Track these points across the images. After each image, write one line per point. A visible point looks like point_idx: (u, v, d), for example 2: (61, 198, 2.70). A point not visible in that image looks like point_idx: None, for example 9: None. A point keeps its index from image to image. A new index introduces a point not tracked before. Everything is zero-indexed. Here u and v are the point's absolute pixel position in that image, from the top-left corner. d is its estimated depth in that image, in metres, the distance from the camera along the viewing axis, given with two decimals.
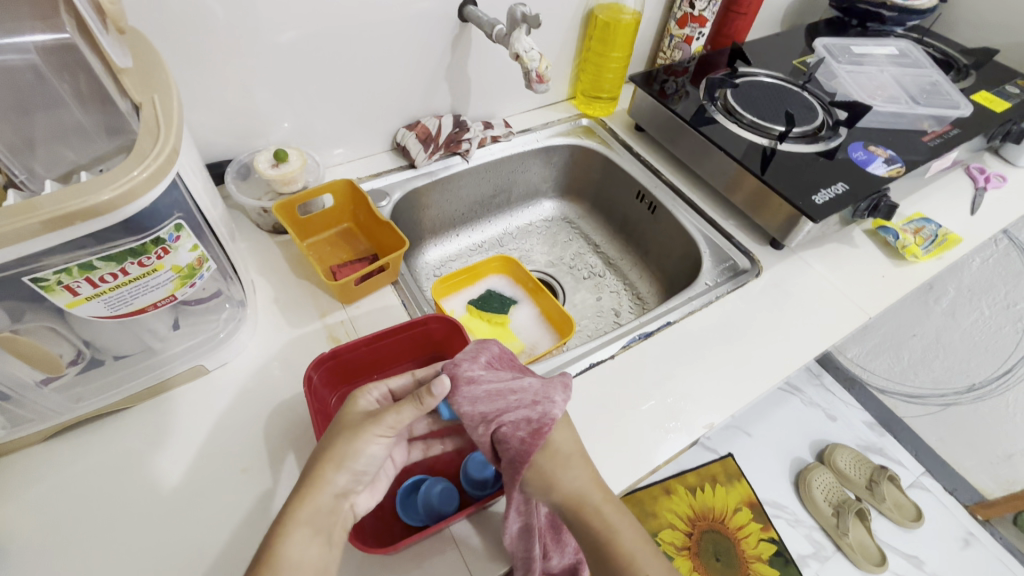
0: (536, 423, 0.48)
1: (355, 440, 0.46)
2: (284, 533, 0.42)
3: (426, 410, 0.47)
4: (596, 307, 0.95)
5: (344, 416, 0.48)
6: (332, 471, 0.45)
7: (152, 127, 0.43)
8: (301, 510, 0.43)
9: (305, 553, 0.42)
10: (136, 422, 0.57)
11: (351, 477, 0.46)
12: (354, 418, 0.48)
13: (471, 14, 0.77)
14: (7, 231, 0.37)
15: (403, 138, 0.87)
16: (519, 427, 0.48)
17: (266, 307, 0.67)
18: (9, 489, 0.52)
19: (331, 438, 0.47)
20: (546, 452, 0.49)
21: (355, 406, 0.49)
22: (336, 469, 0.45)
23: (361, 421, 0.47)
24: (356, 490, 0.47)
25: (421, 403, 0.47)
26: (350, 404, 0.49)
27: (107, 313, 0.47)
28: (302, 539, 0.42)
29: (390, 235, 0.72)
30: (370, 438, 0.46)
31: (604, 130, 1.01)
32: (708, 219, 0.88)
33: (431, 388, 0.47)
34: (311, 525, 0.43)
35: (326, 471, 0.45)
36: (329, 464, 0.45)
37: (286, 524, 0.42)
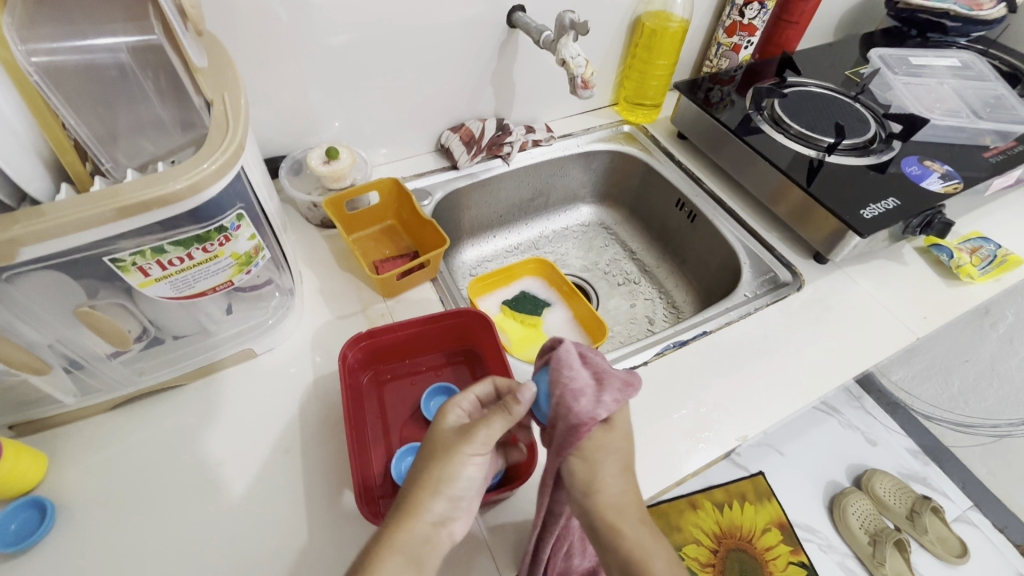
0: (574, 420, 0.45)
1: (452, 461, 0.45)
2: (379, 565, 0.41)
3: (516, 420, 0.47)
4: (630, 314, 0.95)
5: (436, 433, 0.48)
6: (431, 497, 0.44)
7: (221, 125, 0.46)
8: (398, 537, 0.43)
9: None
10: (190, 398, 0.61)
11: (448, 502, 0.45)
12: (444, 435, 0.47)
13: (519, 20, 0.78)
14: (90, 216, 0.40)
15: (447, 140, 0.90)
16: (558, 413, 0.46)
17: (312, 296, 0.70)
18: (75, 453, 0.56)
19: (429, 462, 0.46)
20: (609, 457, 0.47)
21: (444, 424, 0.49)
22: (432, 495, 0.45)
23: (455, 437, 0.47)
24: (453, 514, 0.46)
25: (510, 414, 0.47)
26: (438, 422, 0.49)
27: (173, 294, 0.50)
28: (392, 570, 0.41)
29: (431, 233, 0.74)
30: (463, 456, 0.46)
31: (646, 136, 1.01)
32: (749, 230, 0.86)
33: (517, 396, 0.47)
34: (400, 555, 0.42)
35: (426, 499, 0.44)
36: (428, 491, 0.45)
37: (377, 554, 0.42)
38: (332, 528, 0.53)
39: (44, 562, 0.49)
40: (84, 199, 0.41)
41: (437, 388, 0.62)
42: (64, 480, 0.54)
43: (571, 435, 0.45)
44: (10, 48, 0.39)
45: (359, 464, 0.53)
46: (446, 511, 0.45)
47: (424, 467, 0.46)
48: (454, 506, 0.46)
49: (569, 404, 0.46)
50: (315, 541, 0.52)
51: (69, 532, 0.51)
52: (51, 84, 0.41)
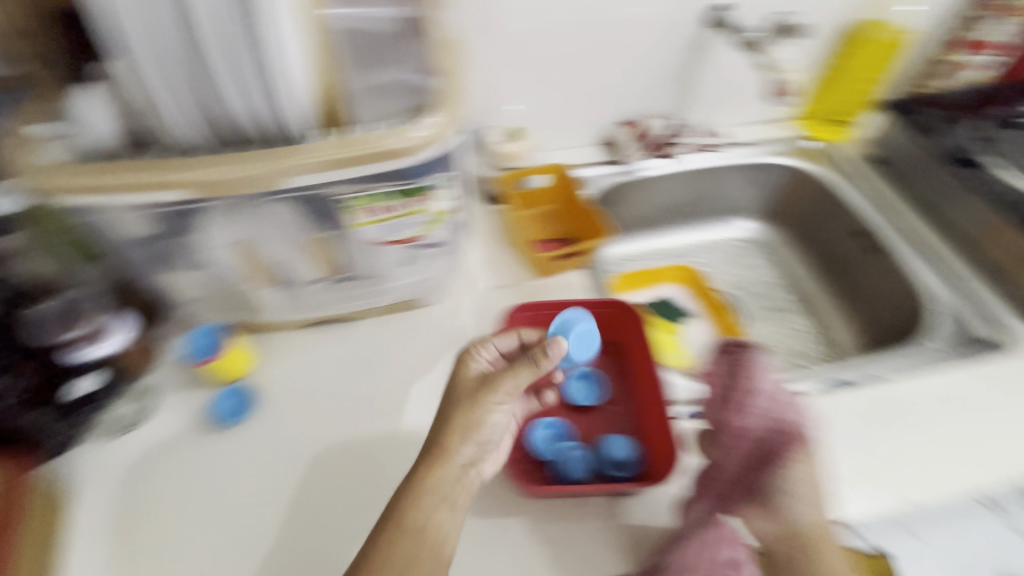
0: (785, 430, 0.50)
1: (478, 407, 0.49)
2: (420, 496, 0.46)
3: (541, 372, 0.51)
4: (776, 341, 0.89)
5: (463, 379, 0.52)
6: (463, 443, 0.48)
7: (440, 96, 0.50)
8: (441, 470, 0.47)
9: (443, 519, 0.46)
10: (363, 332, 0.69)
11: (475, 446, 0.49)
12: (478, 385, 0.51)
13: (719, 21, 0.76)
14: (329, 160, 0.48)
15: (615, 134, 0.90)
16: (770, 425, 0.50)
17: (472, 264, 0.76)
18: (273, 358, 0.66)
19: (455, 398, 0.50)
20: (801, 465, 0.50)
21: (467, 370, 0.52)
22: (463, 440, 0.48)
23: (475, 385, 0.51)
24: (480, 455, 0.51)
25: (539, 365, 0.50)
26: (460, 367, 0.52)
27: (376, 237, 0.57)
28: (430, 504, 0.46)
29: (594, 223, 0.76)
30: (490, 402, 0.50)
31: (829, 156, 0.93)
32: (943, 275, 0.76)
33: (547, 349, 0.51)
34: (439, 495, 0.46)
35: (456, 443, 0.48)
36: (461, 437, 0.48)
37: (417, 481, 0.47)
38: None
39: (245, 439, 0.60)
40: (331, 143, 0.48)
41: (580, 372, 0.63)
42: (263, 377, 0.65)
43: (780, 443, 0.50)
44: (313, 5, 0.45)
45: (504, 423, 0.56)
46: (475, 454, 0.50)
47: (450, 414, 0.50)
48: (481, 450, 0.50)
49: (782, 415, 0.50)
50: None
51: None
52: (342, 41, 0.49)
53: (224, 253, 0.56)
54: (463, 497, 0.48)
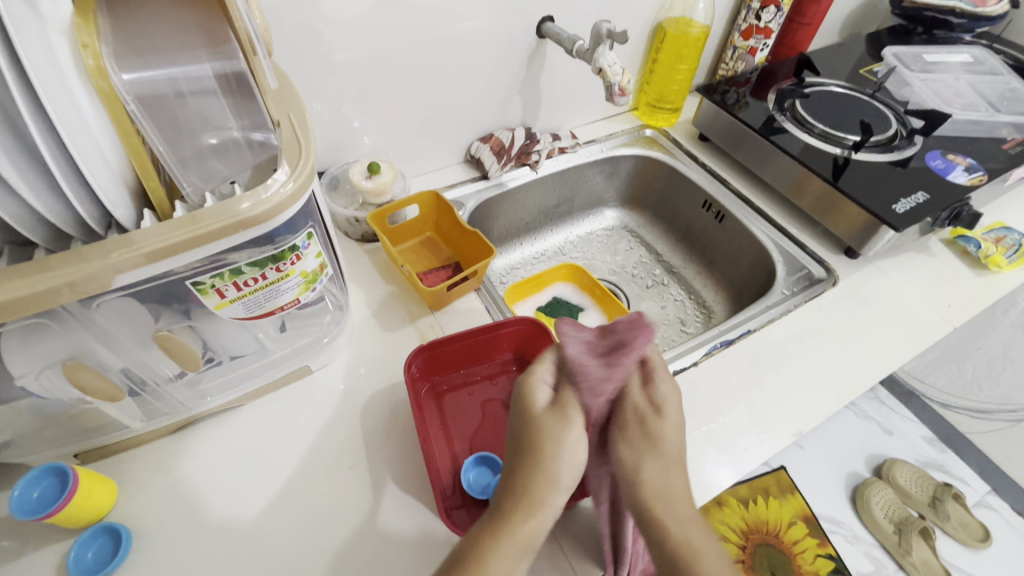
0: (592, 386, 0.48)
1: (558, 438, 0.45)
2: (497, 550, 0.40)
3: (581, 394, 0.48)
4: (662, 315, 0.96)
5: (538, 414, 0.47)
6: (553, 494, 0.43)
7: (293, 143, 0.45)
8: (521, 528, 0.41)
9: (507, 567, 0.40)
10: (248, 418, 0.60)
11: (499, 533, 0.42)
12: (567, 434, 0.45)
13: (549, 31, 0.80)
14: (180, 240, 0.41)
15: (476, 150, 0.90)
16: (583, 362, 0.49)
17: (360, 311, 0.71)
18: (141, 477, 0.55)
19: (536, 442, 0.45)
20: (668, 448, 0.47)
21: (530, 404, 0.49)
22: (552, 490, 0.43)
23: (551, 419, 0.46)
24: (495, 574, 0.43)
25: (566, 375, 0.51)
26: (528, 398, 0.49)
27: (244, 315, 0.50)
28: (511, 560, 0.40)
29: (474, 243, 0.75)
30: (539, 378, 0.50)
31: (667, 139, 1.03)
32: (779, 227, 0.88)
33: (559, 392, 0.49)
34: (517, 547, 0.41)
35: (545, 494, 0.43)
36: (550, 487, 0.43)
37: (498, 539, 0.41)
38: (405, 544, 0.53)
39: None
40: (168, 226, 0.41)
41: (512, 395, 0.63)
42: (132, 505, 0.54)
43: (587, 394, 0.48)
44: (111, 78, 0.39)
45: (433, 475, 0.54)
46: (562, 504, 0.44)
47: (538, 457, 0.44)
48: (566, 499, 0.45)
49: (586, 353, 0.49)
50: (389, 565, 0.51)
51: (140, 561, 0.50)
52: (143, 112, 0.42)
53: (43, 379, 0.45)
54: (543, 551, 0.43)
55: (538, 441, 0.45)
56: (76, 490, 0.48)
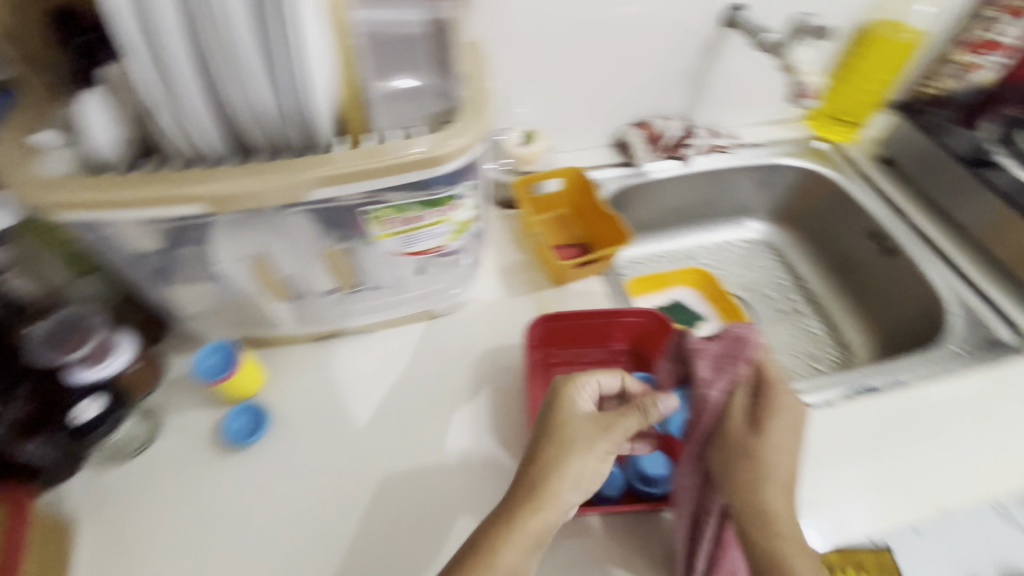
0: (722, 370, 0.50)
1: (567, 426, 0.46)
2: (499, 543, 0.42)
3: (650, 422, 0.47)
4: (791, 344, 0.88)
5: (558, 409, 0.48)
6: (565, 489, 0.44)
7: (473, 102, 0.47)
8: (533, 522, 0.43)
9: (512, 558, 0.42)
10: (375, 344, 0.66)
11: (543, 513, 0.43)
12: (578, 424, 0.46)
13: (738, 20, 0.75)
14: (366, 169, 0.45)
15: (628, 135, 0.88)
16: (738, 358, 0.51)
17: (488, 270, 0.74)
18: (282, 372, 0.63)
19: (549, 440, 0.46)
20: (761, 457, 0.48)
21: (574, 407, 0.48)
22: (572, 488, 0.44)
23: (557, 409, 0.47)
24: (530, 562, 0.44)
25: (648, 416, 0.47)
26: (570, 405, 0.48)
27: (397, 249, 0.55)
28: (517, 549, 0.42)
29: (610, 227, 0.74)
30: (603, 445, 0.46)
31: (841, 155, 0.92)
32: (963, 276, 0.76)
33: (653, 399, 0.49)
34: (521, 543, 0.42)
35: (555, 485, 0.44)
36: (552, 475, 0.44)
37: (509, 533, 0.42)
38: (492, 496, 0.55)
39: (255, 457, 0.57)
40: (354, 154, 0.45)
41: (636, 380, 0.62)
42: (273, 392, 0.62)
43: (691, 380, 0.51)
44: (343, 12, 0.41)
45: None
46: (576, 501, 0.45)
47: (549, 453, 0.45)
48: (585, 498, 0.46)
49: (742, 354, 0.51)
50: (474, 510, 0.54)
51: (271, 442, 0.58)
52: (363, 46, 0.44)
53: (234, 269, 0.53)
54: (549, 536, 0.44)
55: (543, 438, 0.46)
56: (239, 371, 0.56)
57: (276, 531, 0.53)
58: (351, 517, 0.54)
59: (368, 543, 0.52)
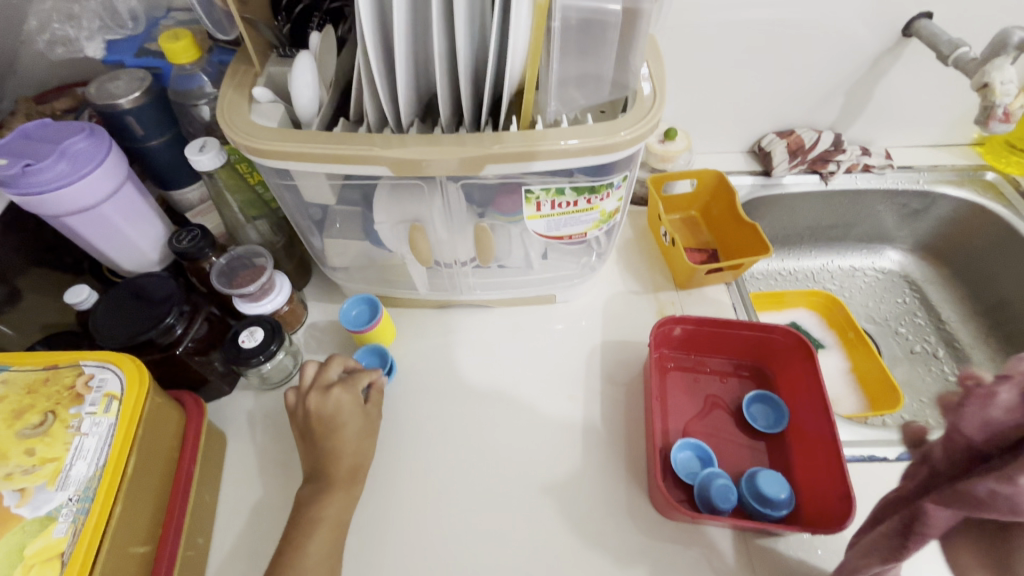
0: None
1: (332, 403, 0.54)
2: (322, 498, 0.50)
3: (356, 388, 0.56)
4: (922, 389, 0.80)
5: (316, 378, 0.56)
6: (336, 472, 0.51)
7: (648, 97, 0.48)
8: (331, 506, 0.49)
9: (331, 509, 0.49)
10: (494, 320, 0.69)
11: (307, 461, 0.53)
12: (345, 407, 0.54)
13: (924, 30, 0.68)
14: (537, 150, 0.46)
15: (769, 143, 0.84)
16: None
17: (608, 264, 0.74)
18: (408, 333, 0.67)
19: (322, 424, 0.53)
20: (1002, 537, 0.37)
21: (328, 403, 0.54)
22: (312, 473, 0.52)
23: (324, 393, 0.54)
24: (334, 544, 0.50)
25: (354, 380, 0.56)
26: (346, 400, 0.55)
27: (542, 232, 0.55)
28: (333, 504, 0.50)
29: (744, 237, 0.71)
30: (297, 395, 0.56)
31: (1015, 190, 0.82)
32: None
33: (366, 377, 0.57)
34: (342, 494, 0.50)
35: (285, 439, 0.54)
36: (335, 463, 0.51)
37: (328, 490, 0.50)
38: (596, 485, 0.56)
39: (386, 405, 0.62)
40: (518, 136, 0.47)
41: (759, 396, 0.60)
42: (402, 349, 0.66)
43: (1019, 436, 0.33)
44: None
45: (654, 439, 0.55)
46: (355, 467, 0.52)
47: (318, 419, 0.53)
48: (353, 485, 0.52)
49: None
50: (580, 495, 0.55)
51: (395, 394, 0.62)
52: (558, 32, 0.44)
53: (394, 231, 0.56)
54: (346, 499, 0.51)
55: (318, 421, 0.53)
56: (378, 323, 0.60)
57: (400, 477, 0.57)
58: (467, 478, 0.56)
59: (482, 506, 0.55)
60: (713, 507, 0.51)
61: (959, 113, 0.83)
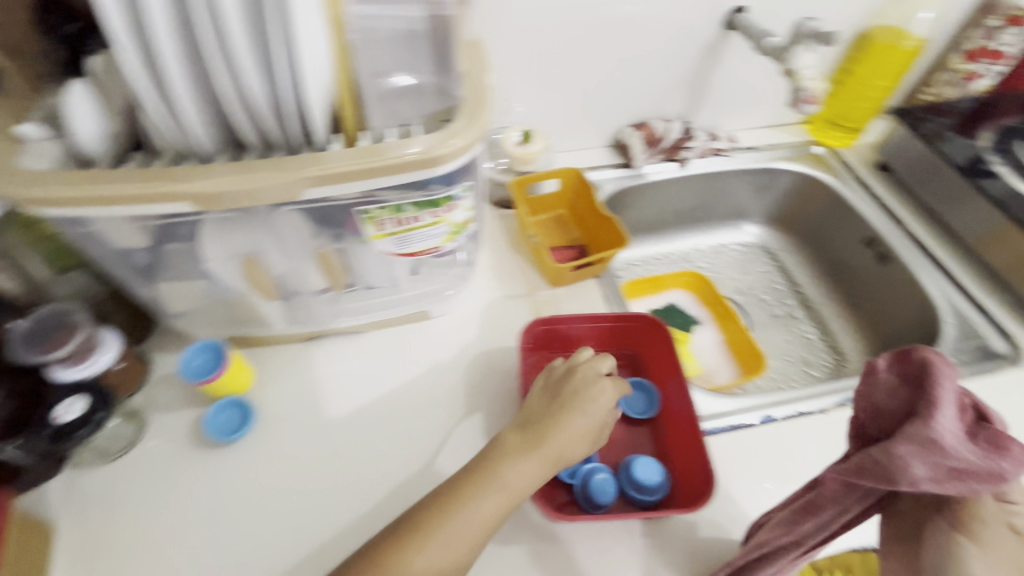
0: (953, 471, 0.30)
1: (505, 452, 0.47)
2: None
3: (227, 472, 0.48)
4: (786, 350, 0.88)
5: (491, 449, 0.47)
6: (484, 495, 0.44)
7: (474, 98, 0.46)
8: None
9: (431, 558, 0.42)
10: (368, 346, 0.65)
11: None
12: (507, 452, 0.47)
13: (740, 22, 0.74)
14: (363, 168, 0.44)
15: (627, 137, 0.87)
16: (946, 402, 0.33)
17: (483, 271, 0.73)
18: (273, 373, 0.62)
19: (536, 432, 0.48)
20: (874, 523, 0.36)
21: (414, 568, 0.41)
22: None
23: (516, 441, 0.47)
24: None
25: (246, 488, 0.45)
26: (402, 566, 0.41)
27: (393, 250, 0.53)
28: (428, 552, 0.42)
29: (608, 230, 0.73)
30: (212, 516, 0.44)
31: (839, 161, 0.92)
32: (958, 286, 0.76)
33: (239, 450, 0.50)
34: None
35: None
36: (482, 490, 0.44)
37: None
38: None
39: (248, 456, 0.57)
40: (352, 153, 0.44)
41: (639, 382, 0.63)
42: (264, 392, 0.61)
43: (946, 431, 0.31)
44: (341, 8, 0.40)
45: None
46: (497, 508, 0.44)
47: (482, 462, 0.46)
48: None
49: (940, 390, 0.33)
50: None
51: (262, 443, 0.57)
52: (362, 45, 0.43)
53: (225, 267, 0.52)
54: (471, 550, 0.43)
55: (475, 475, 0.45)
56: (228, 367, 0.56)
57: (268, 533, 0.52)
58: (343, 520, 0.53)
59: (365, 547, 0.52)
60: (594, 505, 0.52)
61: (785, 96, 0.91)
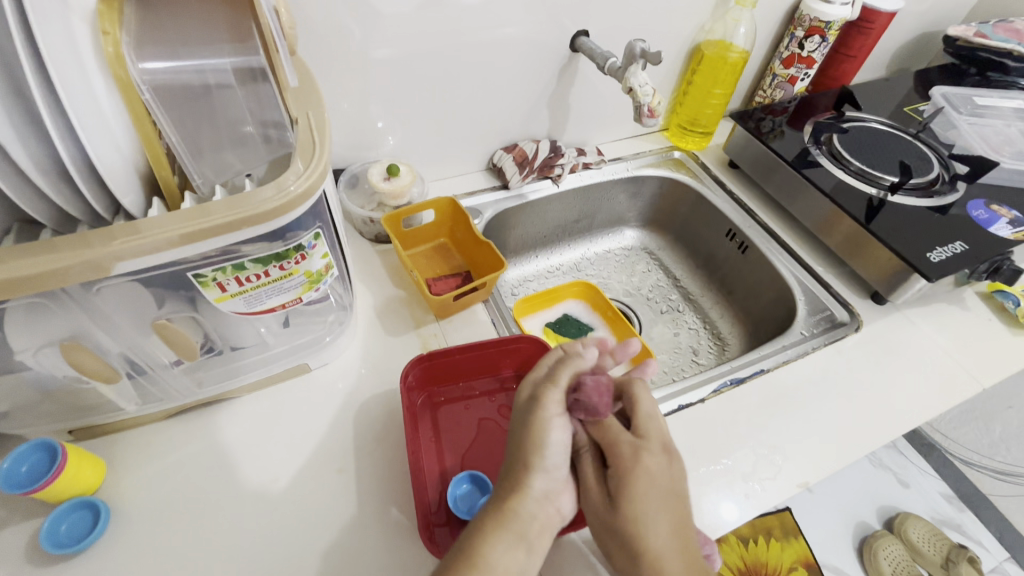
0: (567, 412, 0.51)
1: (541, 425, 0.49)
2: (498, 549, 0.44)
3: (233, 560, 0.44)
4: (674, 343, 0.93)
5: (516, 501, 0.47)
6: (534, 479, 0.48)
7: (308, 143, 0.44)
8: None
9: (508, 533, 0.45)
10: (243, 410, 0.61)
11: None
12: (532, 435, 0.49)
13: (583, 45, 0.79)
14: (184, 233, 0.40)
15: (500, 159, 0.89)
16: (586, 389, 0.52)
17: (365, 312, 0.70)
18: (130, 460, 0.56)
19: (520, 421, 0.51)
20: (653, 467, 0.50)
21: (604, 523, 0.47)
22: None
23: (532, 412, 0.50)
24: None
25: None
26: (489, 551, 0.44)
27: (244, 309, 0.50)
28: (502, 541, 0.45)
29: (486, 254, 0.74)
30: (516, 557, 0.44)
31: (695, 163, 1.00)
32: (804, 265, 0.85)
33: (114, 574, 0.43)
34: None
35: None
36: (533, 472, 0.48)
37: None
38: (380, 557, 0.52)
39: (103, 562, 0.50)
40: (176, 217, 0.41)
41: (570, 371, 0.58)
42: (120, 485, 0.54)
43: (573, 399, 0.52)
44: (128, 67, 0.39)
45: (419, 490, 0.52)
46: (548, 487, 0.48)
47: (520, 446, 0.49)
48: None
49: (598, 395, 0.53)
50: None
51: (120, 544, 0.51)
52: (159, 102, 0.41)
53: (42, 356, 0.45)
54: (540, 535, 0.47)
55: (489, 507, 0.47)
56: (60, 472, 0.48)
57: None
58: None
59: None
60: None
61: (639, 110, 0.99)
